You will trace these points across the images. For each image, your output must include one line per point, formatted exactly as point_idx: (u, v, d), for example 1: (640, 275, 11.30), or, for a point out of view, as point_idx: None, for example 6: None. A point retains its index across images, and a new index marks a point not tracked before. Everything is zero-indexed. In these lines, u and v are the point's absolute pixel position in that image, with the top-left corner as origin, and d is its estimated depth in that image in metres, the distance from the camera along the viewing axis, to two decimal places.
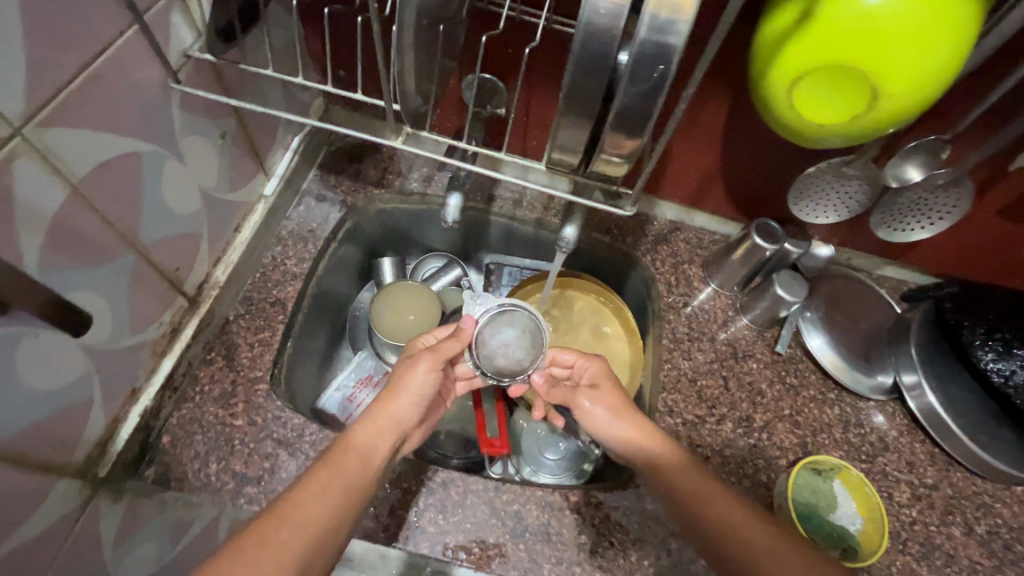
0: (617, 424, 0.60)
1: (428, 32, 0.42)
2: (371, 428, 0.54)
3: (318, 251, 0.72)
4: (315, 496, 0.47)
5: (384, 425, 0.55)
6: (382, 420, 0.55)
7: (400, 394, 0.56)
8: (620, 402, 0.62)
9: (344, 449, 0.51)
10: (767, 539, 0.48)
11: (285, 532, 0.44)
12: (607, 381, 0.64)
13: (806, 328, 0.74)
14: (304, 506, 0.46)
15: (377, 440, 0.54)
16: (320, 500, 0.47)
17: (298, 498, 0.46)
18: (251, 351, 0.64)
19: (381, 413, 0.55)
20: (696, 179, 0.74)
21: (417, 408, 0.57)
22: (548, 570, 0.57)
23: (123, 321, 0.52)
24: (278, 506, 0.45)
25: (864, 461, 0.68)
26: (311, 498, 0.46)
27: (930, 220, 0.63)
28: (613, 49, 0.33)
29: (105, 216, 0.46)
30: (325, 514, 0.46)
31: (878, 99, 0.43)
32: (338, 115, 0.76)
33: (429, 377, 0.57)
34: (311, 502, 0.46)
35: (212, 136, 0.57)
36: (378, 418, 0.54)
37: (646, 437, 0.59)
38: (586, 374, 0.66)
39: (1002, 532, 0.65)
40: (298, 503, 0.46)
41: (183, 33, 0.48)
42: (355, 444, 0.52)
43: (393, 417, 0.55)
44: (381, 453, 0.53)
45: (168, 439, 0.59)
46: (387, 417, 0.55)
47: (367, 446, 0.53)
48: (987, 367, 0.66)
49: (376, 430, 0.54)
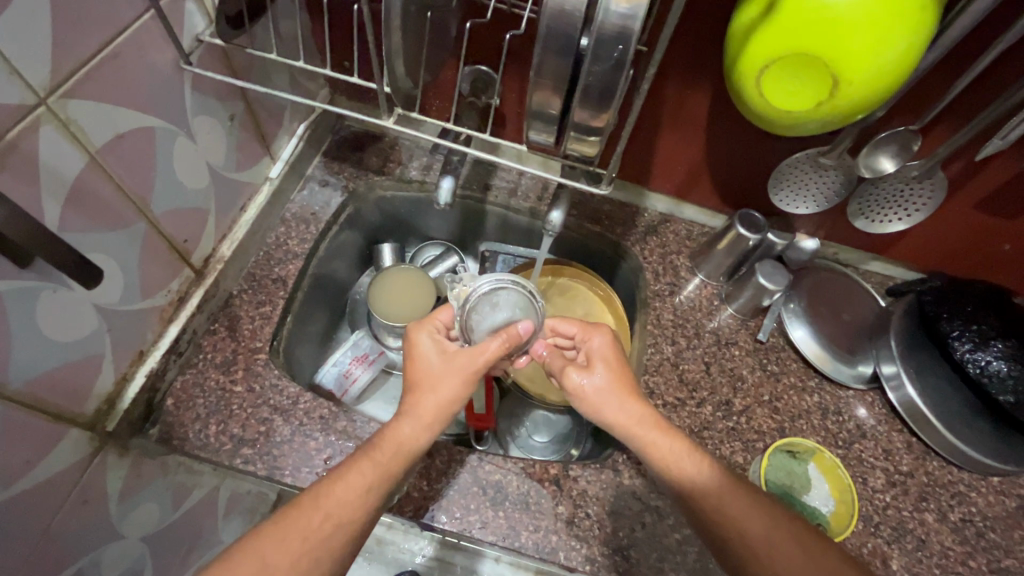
0: (611, 400, 0.59)
1: (417, 17, 0.45)
2: (415, 424, 0.53)
3: (320, 233, 0.76)
4: (346, 487, 0.49)
5: (429, 425, 0.54)
6: (426, 421, 0.54)
7: (444, 396, 0.54)
8: (618, 384, 0.59)
9: (389, 445, 0.51)
10: (765, 528, 0.51)
11: (327, 526, 0.47)
12: (604, 360, 0.61)
13: (789, 319, 0.76)
14: (345, 499, 0.48)
15: (422, 435, 0.53)
16: (364, 495, 0.49)
17: (337, 489, 0.48)
18: (253, 323, 0.68)
19: (425, 415, 0.54)
20: (683, 171, 0.76)
21: (462, 408, 0.56)
22: (526, 536, 0.60)
23: (134, 285, 0.56)
24: (314, 496, 0.48)
25: (840, 447, 0.70)
26: (353, 492, 0.48)
27: (907, 212, 0.67)
28: (577, 32, 0.37)
29: (120, 184, 0.50)
30: (366, 507, 0.49)
31: (839, 86, 0.46)
32: (342, 104, 0.80)
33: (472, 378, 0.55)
34: (355, 498, 0.48)
35: (221, 117, 0.61)
36: (425, 420, 0.53)
37: (637, 422, 0.57)
38: (586, 352, 0.63)
39: (976, 521, 0.66)
40: (338, 498, 0.48)
41: (196, 19, 0.52)
42: (400, 440, 0.52)
43: (438, 418, 0.54)
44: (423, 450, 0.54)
45: (172, 401, 0.63)
46: (433, 419, 0.54)
47: (412, 442, 0.53)
48: (963, 357, 0.65)
49: (422, 428, 0.53)
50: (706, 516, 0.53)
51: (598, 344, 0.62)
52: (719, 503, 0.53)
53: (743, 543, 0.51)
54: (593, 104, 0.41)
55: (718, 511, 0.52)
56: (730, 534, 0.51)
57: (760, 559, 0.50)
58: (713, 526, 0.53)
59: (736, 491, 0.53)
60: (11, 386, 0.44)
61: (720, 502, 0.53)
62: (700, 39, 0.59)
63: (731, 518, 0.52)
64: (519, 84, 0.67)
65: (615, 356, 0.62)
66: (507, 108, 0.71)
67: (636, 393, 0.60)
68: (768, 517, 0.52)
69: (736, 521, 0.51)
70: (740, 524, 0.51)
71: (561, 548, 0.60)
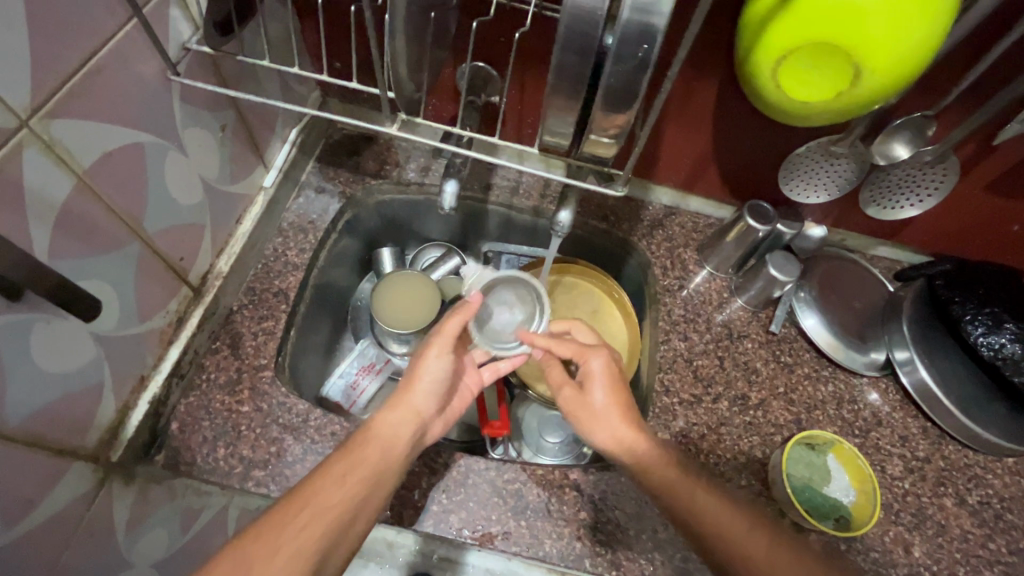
0: (604, 427, 0.59)
1: (423, 18, 0.43)
2: (391, 416, 0.55)
3: (319, 242, 0.74)
4: (335, 481, 0.49)
5: (418, 399, 0.57)
6: (421, 380, 0.58)
7: (420, 375, 0.58)
8: (615, 410, 0.59)
9: (365, 437, 0.53)
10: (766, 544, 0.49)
11: (304, 517, 0.46)
12: (602, 381, 0.62)
13: (799, 307, 0.75)
14: (327, 492, 0.48)
15: (398, 428, 0.55)
16: (343, 486, 0.49)
17: (321, 485, 0.48)
18: (255, 340, 0.66)
19: (421, 369, 0.58)
20: (690, 163, 0.75)
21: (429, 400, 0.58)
22: (549, 545, 0.59)
23: (131, 309, 0.53)
24: (299, 492, 0.48)
25: (857, 436, 0.70)
26: (331, 484, 0.49)
27: (919, 198, 0.67)
28: (597, 30, 0.34)
29: (110, 203, 0.47)
30: (347, 496, 0.49)
31: (861, 75, 0.44)
32: (335, 107, 0.78)
33: (441, 362, 0.58)
34: (331, 488, 0.48)
35: (213, 129, 0.59)
36: (421, 374, 0.58)
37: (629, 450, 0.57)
38: (584, 373, 0.63)
39: (994, 502, 0.66)
40: (319, 491, 0.48)
41: (181, 27, 0.49)
42: (375, 433, 0.54)
43: (432, 376, 0.58)
44: (400, 443, 0.54)
45: (176, 425, 0.60)
46: (427, 373, 0.58)
47: (388, 435, 0.54)
48: (976, 341, 0.64)
49: (396, 418, 0.55)
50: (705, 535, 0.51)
51: (596, 365, 0.62)
52: (716, 520, 0.51)
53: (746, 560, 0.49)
54: (612, 106, 0.39)
55: (710, 529, 0.51)
56: (733, 556, 0.49)
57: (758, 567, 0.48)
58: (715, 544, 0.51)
59: (734, 512, 0.52)
60: (9, 425, 0.42)
61: (719, 523, 0.51)
62: (707, 31, 0.57)
63: (732, 536, 0.50)
64: (521, 81, 0.65)
65: (616, 376, 0.62)
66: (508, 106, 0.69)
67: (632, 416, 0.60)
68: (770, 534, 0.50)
69: (737, 536, 0.50)
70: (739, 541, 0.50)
71: (585, 555, 0.59)
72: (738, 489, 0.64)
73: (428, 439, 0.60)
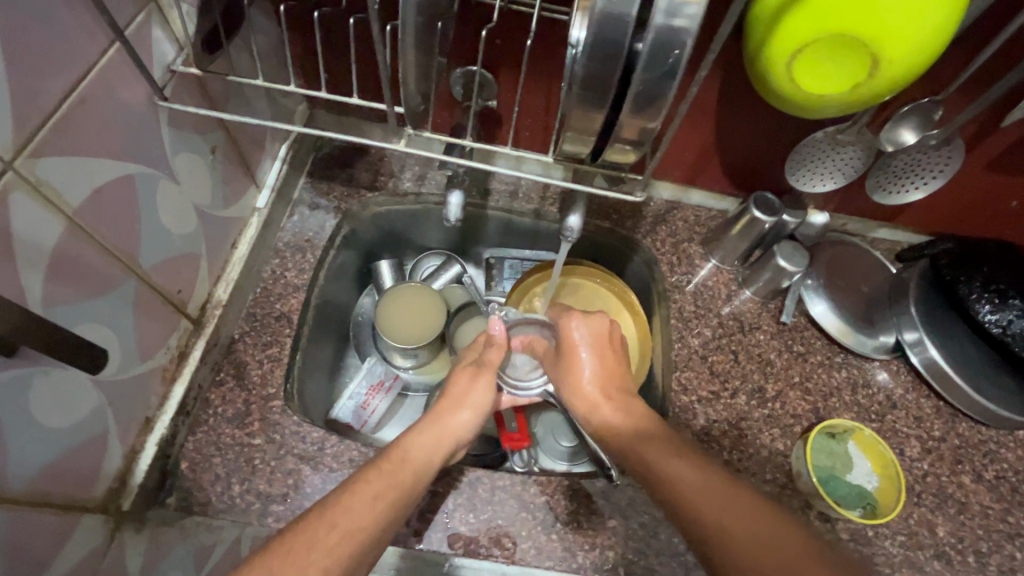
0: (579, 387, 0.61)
1: (429, 31, 0.41)
2: (429, 439, 0.56)
3: (318, 260, 0.71)
4: (367, 501, 0.46)
5: (459, 424, 0.59)
6: (466, 408, 0.61)
7: (466, 402, 0.61)
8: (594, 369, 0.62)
9: (399, 458, 0.52)
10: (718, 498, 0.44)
11: (335, 536, 0.43)
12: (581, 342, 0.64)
13: (808, 295, 0.75)
14: (358, 511, 0.45)
15: (433, 452, 0.55)
16: (375, 505, 0.46)
17: (351, 503, 0.45)
18: (261, 368, 0.63)
19: (467, 398, 0.61)
20: (691, 158, 0.74)
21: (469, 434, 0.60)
22: (582, 556, 0.58)
23: (131, 347, 0.50)
24: (330, 509, 0.44)
25: (874, 420, 0.70)
26: (363, 503, 0.46)
27: (924, 180, 0.67)
28: (625, 36, 0.33)
29: (103, 242, 0.44)
30: (378, 518, 0.46)
31: (879, 66, 0.43)
32: (323, 119, 0.75)
33: (487, 393, 0.63)
34: (363, 506, 0.46)
35: (202, 152, 0.56)
36: (468, 401, 0.61)
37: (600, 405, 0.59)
38: (563, 335, 0.65)
39: (1009, 476, 0.68)
40: (350, 508, 0.45)
41: (165, 48, 0.46)
42: (411, 454, 0.53)
43: (476, 404, 0.61)
44: (433, 469, 0.54)
45: (186, 465, 0.57)
46: (474, 401, 0.62)
47: (423, 458, 0.54)
48: (984, 319, 0.64)
49: (433, 443, 0.56)
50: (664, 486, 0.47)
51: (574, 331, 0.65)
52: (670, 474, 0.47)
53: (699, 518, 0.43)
54: (638, 114, 0.37)
55: (666, 483, 0.47)
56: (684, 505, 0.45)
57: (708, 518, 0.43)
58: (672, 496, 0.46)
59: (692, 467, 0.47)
60: (12, 487, 0.39)
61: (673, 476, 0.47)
62: None
63: (690, 491, 0.45)
64: (518, 84, 0.64)
65: (596, 340, 0.64)
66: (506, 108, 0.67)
67: (609, 378, 0.61)
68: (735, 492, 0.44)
69: (697, 491, 0.45)
70: (693, 499, 0.44)
71: (619, 564, 0.58)
72: (764, 483, 0.64)
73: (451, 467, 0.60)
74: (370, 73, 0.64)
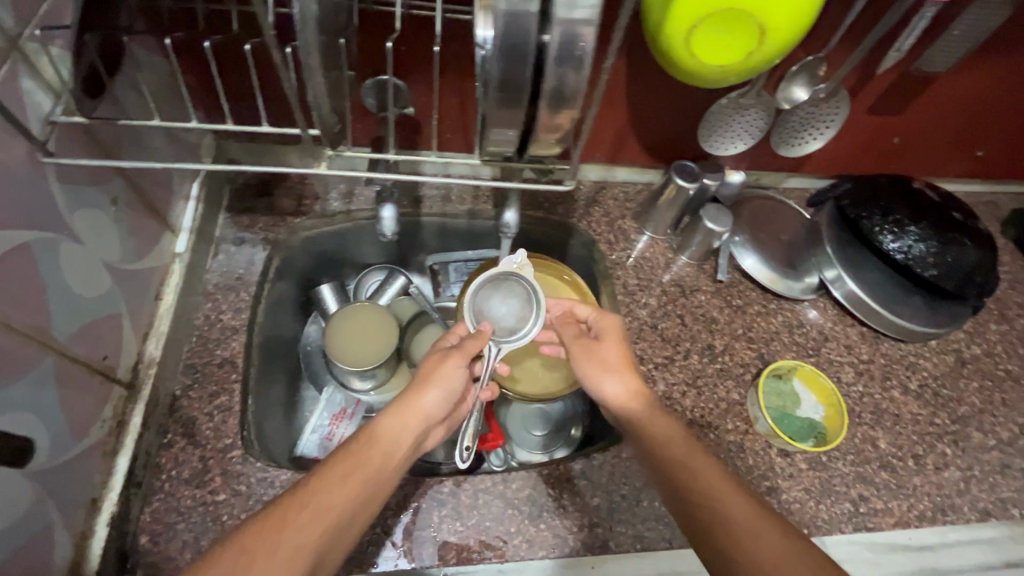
0: (609, 379, 0.60)
1: (332, 49, 0.40)
2: (398, 419, 0.53)
3: (253, 297, 0.67)
4: (338, 481, 0.47)
5: (428, 402, 0.56)
6: (435, 386, 0.56)
7: (437, 379, 0.56)
8: (622, 361, 0.61)
9: (368, 438, 0.51)
10: (744, 516, 0.46)
11: (305, 516, 0.44)
12: (617, 337, 0.62)
13: (737, 250, 0.79)
14: (329, 491, 0.46)
15: (402, 432, 0.53)
16: (345, 484, 0.47)
17: (322, 484, 0.46)
18: (212, 421, 0.59)
19: (436, 374, 0.56)
20: (611, 138, 0.76)
21: (441, 411, 0.57)
22: (573, 538, 0.60)
23: (60, 426, 0.47)
24: (301, 489, 0.45)
25: (812, 355, 0.76)
26: (333, 484, 0.46)
27: (820, 131, 0.74)
28: (532, 31, 0.34)
29: (7, 322, 0.40)
30: (350, 498, 0.47)
31: (766, 33, 0.47)
32: (234, 149, 0.71)
33: (459, 371, 0.57)
34: (333, 487, 0.46)
35: (103, 205, 0.52)
36: (436, 380, 0.56)
37: (632, 398, 0.58)
38: (603, 324, 0.64)
39: (931, 382, 0.76)
40: (321, 489, 0.46)
41: (40, 98, 0.42)
42: (379, 436, 0.52)
43: (446, 379, 0.57)
44: (404, 446, 0.53)
45: (146, 538, 0.53)
46: (442, 379, 0.56)
47: (392, 439, 0.52)
48: (889, 249, 0.69)
49: (402, 423, 0.54)
50: (679, 497, 0.50)
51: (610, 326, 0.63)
52: (699, 483, 0.49)
53: (724, 537, 0.45)
54: (558, 106, 0.38)
55: (691, 489, 0.49)
56: (710, 517, 0.46)
57: (733, 533, 0.45)
58: (682, 497, 0.49)
59: (721, 480, 0.49)
60: None
61: (701, 486, 0.48)
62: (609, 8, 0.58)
63: (715, 507, 0.47)
64: (431, 87, 0.63)
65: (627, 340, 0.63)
66: (423, 114, 0.67)
67: (636, 368, 0.61)
68: (754, 506, 0.46)
69: (721, 509, 0.46)
70: (722, 511, 0.46)
71: (609, 538, 0.60)
72: (727, 433, 0.68)
73: (427, 441, 0.59)
74: (276, 94, 0.62)
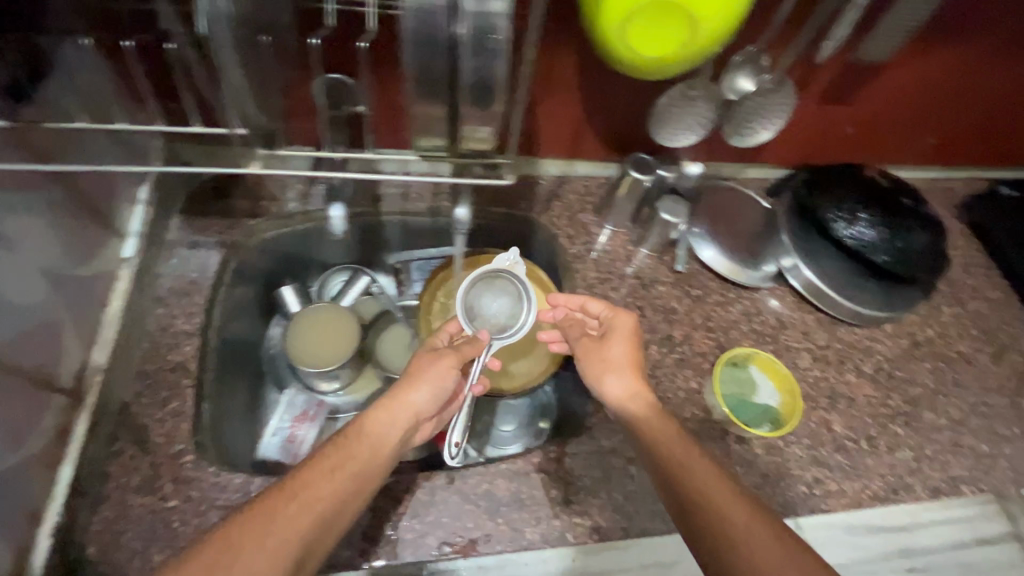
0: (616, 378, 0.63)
1: None
2: (385, 416, 0.56)
3: (207, 300, 0.66)
4: (326, 475, 0.50)
5: (416, 400, 0.58)
6: (422, 384, 0.59)
7: (422, 377, 0.59)
8: (631, 361, 0.64)
9: (357, 434, 0.54)
10: (742, 517, 0.48)
11: (293, 506, 0.47)
12: (626, 337, 0.65)
13: (696, 242, 0.80)
14: (316, 484, 0.49)
15: (389, 428, 0.56)
16: (331, 479, 0.50)
17: (311, 476, 0.50)
18: (163, 427, 0.59)
19: (422, 373, 0.59)
20: (569, 131, 0.77)
21: (430, 407, 0.59)
22: (531, 530, 0.60)
23: None
24: (290, 482, 0.49)
25: (770, 342, 0.77)
26: (319, 477, 0.50)
27: (770, 123, 0.71)
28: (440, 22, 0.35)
29: None
30: (336, 491, 0.50)
31: (695, 23, 0.47)
32: (186, 151, 0.70)
33: (451, 372, 0.59)
34: (320, 481, 0.50)
35: (35, 208, 0.53)
36: (422, 378, 0.58)
37: (629, 398, 0.61)
38: (610, 322, 0.66)
39: (885, 365, 0.77)
40: (308, 483, 0.49)
41: None
42: (367, 432, 0.55)
43: (432, 379, 0.59)
44: (391, 441, 0.56)
45: (95, 548, 0.53)
46: (430, 378, 0.59)
47: (379, 435, 0.55)
48: (842, 235, 0.71)
49: (390, 419, 0.56)
50: (679, 496, 0.52)
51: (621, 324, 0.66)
52: (698, 484, 0.51)
53: (722, 535, 0.48)
54: None
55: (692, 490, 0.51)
56: (710, 515, 0.49)
57: (727, 531, 0.48)
58: (670, 480, 0.53)
59: (720, 481, 0.52)
60: None
61: (700, 487, 0.51)
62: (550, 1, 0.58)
63: (714, 507, 0.49)
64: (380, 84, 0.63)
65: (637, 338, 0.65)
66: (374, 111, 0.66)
67: (639, 370, 0.64)
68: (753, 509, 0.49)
69: (721, 508, 0.49)
70: (721, 510, 0.49)
71: (567, 528, 0.61)
72: (685, 421, 0.69)
73: (418, 437, 0.61)
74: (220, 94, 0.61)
